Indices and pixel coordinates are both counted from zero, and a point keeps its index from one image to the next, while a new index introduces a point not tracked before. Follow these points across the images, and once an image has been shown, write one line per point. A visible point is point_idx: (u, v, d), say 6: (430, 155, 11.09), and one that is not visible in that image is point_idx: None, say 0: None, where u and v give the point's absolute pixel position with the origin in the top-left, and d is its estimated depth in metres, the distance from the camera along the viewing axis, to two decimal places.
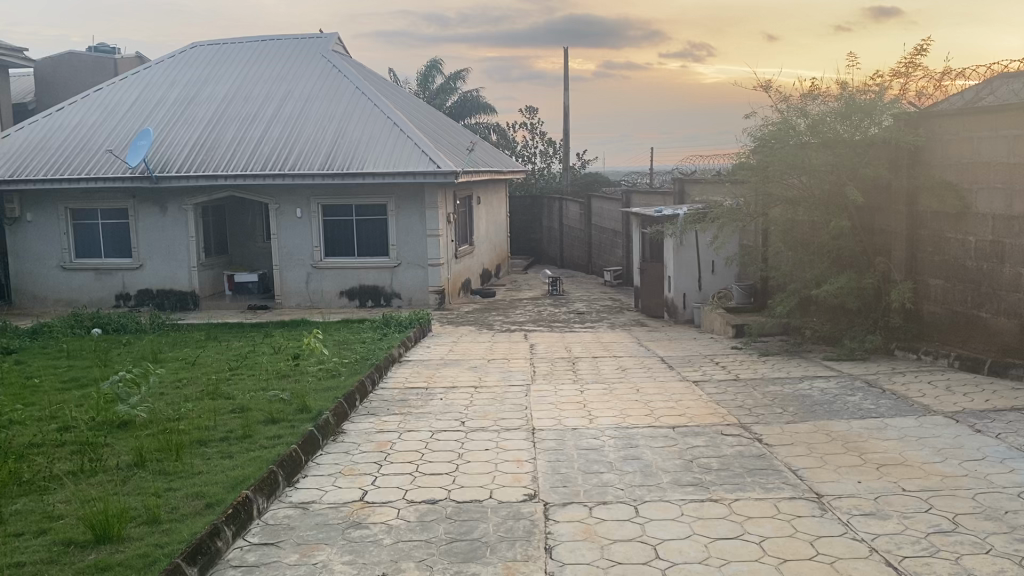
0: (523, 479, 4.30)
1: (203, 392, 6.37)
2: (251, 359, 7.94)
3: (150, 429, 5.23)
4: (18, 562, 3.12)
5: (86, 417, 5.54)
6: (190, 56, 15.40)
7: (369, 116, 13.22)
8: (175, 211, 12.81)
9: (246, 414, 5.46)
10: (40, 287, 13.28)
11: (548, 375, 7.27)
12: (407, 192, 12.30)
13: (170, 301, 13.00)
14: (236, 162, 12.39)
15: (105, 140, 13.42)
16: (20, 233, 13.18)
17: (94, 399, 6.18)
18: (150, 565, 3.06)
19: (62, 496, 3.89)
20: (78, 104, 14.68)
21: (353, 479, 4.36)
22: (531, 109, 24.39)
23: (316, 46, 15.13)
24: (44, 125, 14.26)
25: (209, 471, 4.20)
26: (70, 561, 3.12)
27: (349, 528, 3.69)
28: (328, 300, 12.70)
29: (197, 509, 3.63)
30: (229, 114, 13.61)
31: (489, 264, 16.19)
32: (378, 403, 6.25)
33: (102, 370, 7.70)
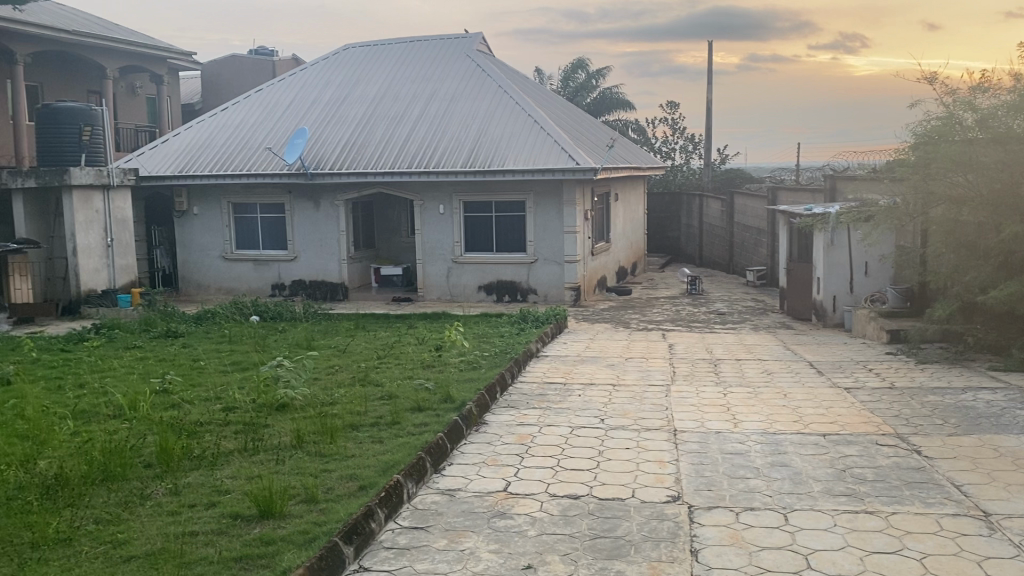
0: (666, 480, 4.26)
1: (353, 378, 6.67)
2: (397, 349, 8.22)
3: (307, 412, 5.52)
4: (192, 531, 3.35)
5: (248, 399, 5.90)
6: (343, 57, 16.08)
7: (510, 114, 13.37)
8: (327, 206, 13.40)
9: (395, 401, 5.67)
10: (204, 276, 14.22)
11: (689, 376, 7.16)
12: (545, 188, 12.38)
13: (320, 292, 13.62)
14: (385, 161, 12.84)
15: (265, 138, 14.20)
16: (188, 225, 14.15)
17: (255, 382, 6.59)
18: (311, 542, 3.23)
19: (229, 471, 4.16)
20: (241, 105, 15.59)
21: (497, 469, 4.45)
22: (673, 104, 24.11)
23: (461, 46, 15.47)
24: (212, 123, 15.25)
25: (361, 454, 4.38)
26: (238, 534, 3.33)
27: (494, 518, 3.76)
28: (468, 294, 12.96)
29: (351, 490, 3.80)
30: (379, 114, 14.10)
31: (625, 261, 16.07)
32: (518, 396, 6.33)
33: (260, 355, 8.18)
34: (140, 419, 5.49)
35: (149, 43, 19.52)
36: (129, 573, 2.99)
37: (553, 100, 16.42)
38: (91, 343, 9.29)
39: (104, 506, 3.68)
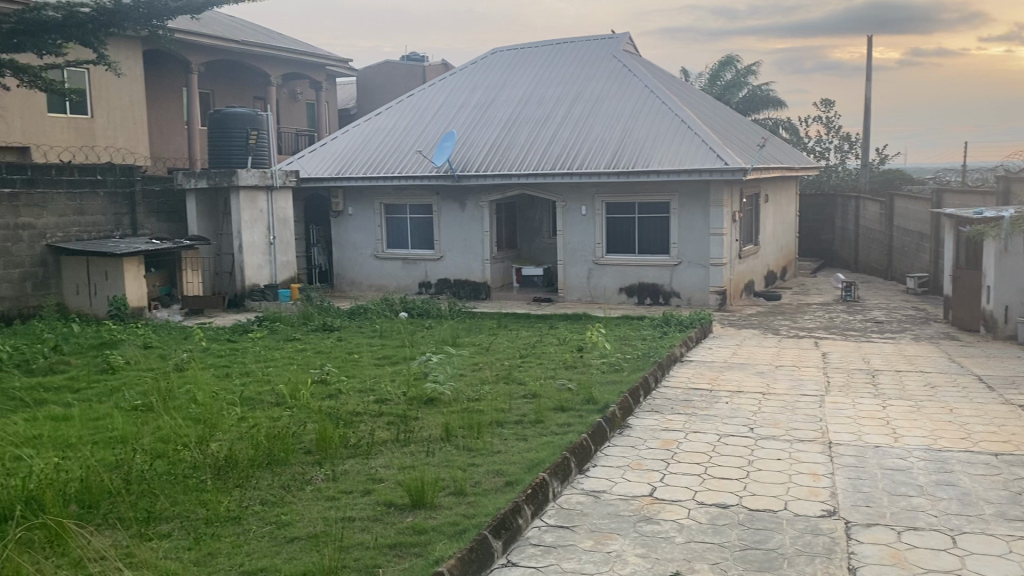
0: (821, 493, 4.09)
1: (499, 376, 6.78)
2: (540, 349, 8.31)
3: (455, 407, 5.67)
4: (349, 516, 3.51)
5: (398, 392, 6.12)
6: (491, 61, 16.38)
7: (657, 114, 13.21)
8: (473, 207, 13.67)
9: (539, 400, 5.73)
10: (356, 273, 14.83)
11: (844, 386, 6.85)
12: (692, 189, 12.15)
13: (464, 290, 13.90)
14: (530, 162, 12.98)
15: (415, 142, 14.67)
16: (342, 224, 14.80)
17: (405, 376, 6.83)
18: (461, 534, 3.31)
19: (383, 461, 4.33)
20: (393, 109, 16.17)
21: (642, 473, 4.41)
22: (828, 102, 23.14)
23: (608, 46, 15.41)
24: (366, 127, 15.90)
25: (506, 451, 4.45)
26: (392, 521, 3.46)
27: (640, 522, 3.74)
28: (609, 296, 12.90)
29: (498, 485, 3.87)
30: (524, 117, 14.27)
31: (774, 265, 15.55)
32: (663, 401, 6.26)
33: (408, 350, 8.45)
34: (298, 407, 5.80)
35: (309, 51, 20.53)
36: (293, 552, 3.16)
37: (702, 99, 16.09)
38: (254, 334, 9.89)
39: (269, 488, 3.91)
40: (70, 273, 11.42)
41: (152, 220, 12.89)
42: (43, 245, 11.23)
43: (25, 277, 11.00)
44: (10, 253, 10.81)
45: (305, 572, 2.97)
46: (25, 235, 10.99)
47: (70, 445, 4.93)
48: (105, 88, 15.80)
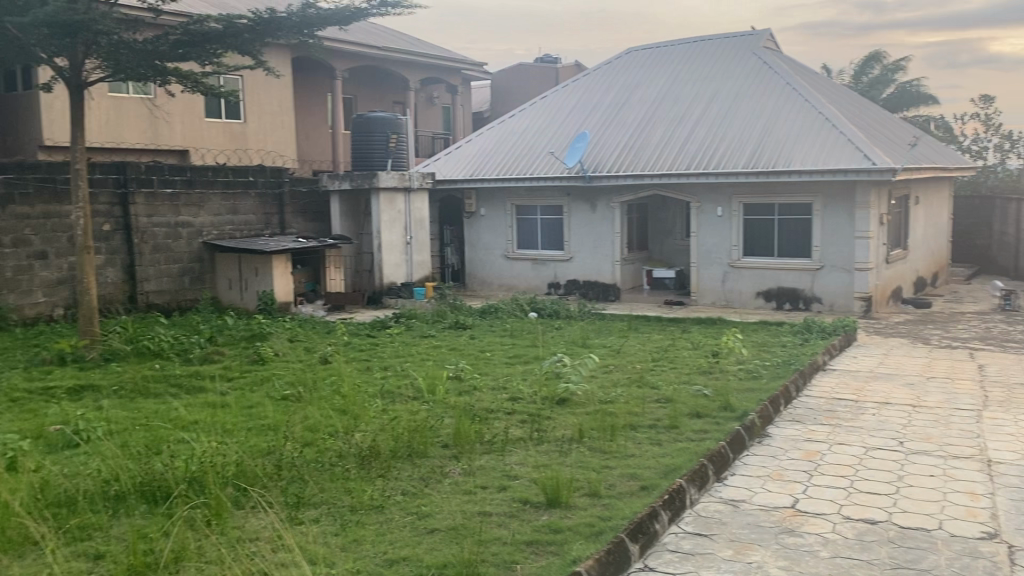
0: (980, 514, 3.85)
1: (631, 379, 6.73)
2: (673, 353, 8.19)
3: (588, 408, 5.68)
4: (487, 512, 3.57)
5: (530, 391, 6.18)
6: (626, 61, 16.26)
7: (799, 112, 12.76)
8: (605, 208, 13.62)
9: (673, 404, 5.65)
10: (487, 273, 15.06)
11: (1005, 402, 6.40)
12: (836, 190, 11.66)
13: (594, 292, 13.85)
14: (664, 163, 12.81)
15: (548, 142, 14.77)
16: (475, 225, 15.08)
17: (537, 376, 6.88)
18: (597, 535, 3.31)
19: (518, 458, 4.38)
20: (527, 110, 16.33)
21: (782, 484, 4.28)
22: (986, 97, 21.72)
23: (747, 43, 14.99)
24: (500, 129, 16.12)
25: (641, 455, 4.41)
26: (528, 519, 3.50)
27: (782, 534, 3.63)
28: (744, 300, 12.57)
29: (634, 489, 3.84)
30: (659, 116, 14.10)
31: (924, 270, 14.72)
32: (804, 410, 6.04)
33: (540, 350, 8.51)
34: (435, 402, 5.96)
35: (446, 55, 21.00)
36: (433, 544, 3.25)
37: (847, 96, 15.40)
38: (391, 331, 10.21)
39: (409, 480, 4.03)
40: (223, 268, 12.13)
41: (297, 220, 13.53)
42: (200, 241, 11.98)
43: (183, 272, 11.77)
44: (171, 249, 11.58)
45: (446, 563, 3.05)
46: (184, 232, 11.75)
47: (226, 430, 5.25)
48: (257, 95, 16.69)
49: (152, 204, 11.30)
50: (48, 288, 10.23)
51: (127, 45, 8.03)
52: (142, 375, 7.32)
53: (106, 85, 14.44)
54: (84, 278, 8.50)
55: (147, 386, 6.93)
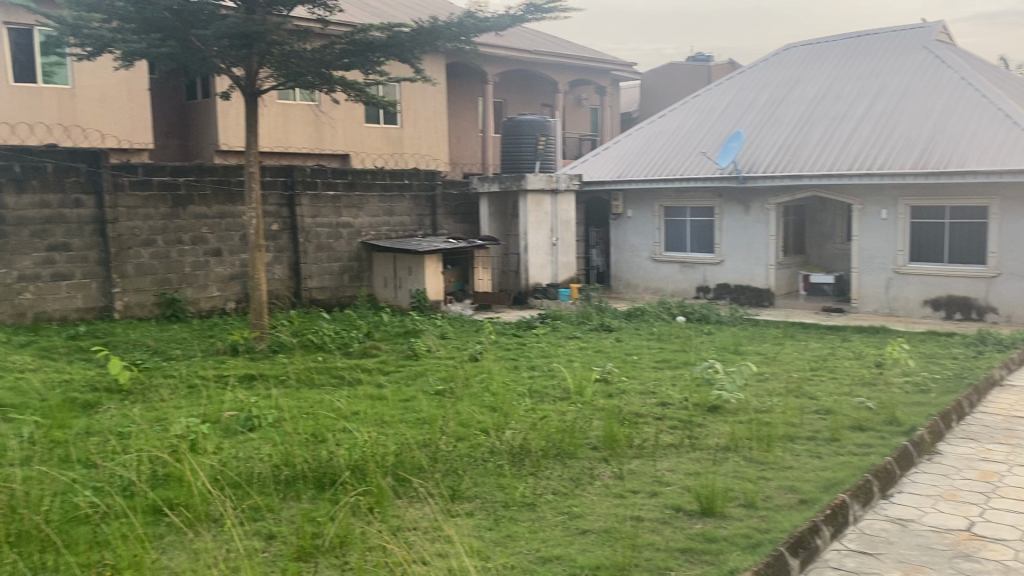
0: None
1: (787, 388, 6.51)
2: (832, 362, 7.84)
3: (741, 416, 5.54)
4: (640, 516, 3.55)
5: (680, 397, 6.10)
6: (783, 58, 15.71)
7: (975, 109, 11.92)
8: (758, 210, 13.21)
9: (832, 416, 5.41)
10: (633, 275, 14.95)
11: None
12: (1016, 192, 10.81)
13: (746, 296, 13.45)
14: (824, 163, 12.30)
15: (700, 142, 14.48)
16: (622, 227, 15.01)
17: (687, 382, 6.77)
18: (755, 547, 3.23)
19: (670, 464, 4.32)
20: (678, 110, 16.08)
21: (956, 505, 4.02)
22: None
23: (917, 36, 14.13)
24: (650, 128, 15.96)
25: (799, 467, 4.26)
26: (681, 526, 3.45)
27: (956, 557, 3.41)
28: (910, 308, 11.87)
29: (792, 502, 3.71)
30: (817, 115, 13.55)
31: None
32: (979, 428, 5.64)
33: (690, 355, 8.36)
34: (584, 404, 5.97)
35: (597, 57, 21.00)
36: (586, 544, 3.26)
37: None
38: (538, 331, 10.31)
39: (560, 479, 4.07)
40: (379, 267, 12.61)
41: (449, 221, 13.90)
42: (359, 241, 12.51)
43: (343, 270, 12.33)
44: (332, 248, 12.15)
45: (600, 565, 3.06)
46: (344, 232, 12.31)
47: (384, 421, 5.48)
48: (413, 101, 17.27)
49: (316, 206, 11.92)
50: (222, 283, 10.98)
51: (298, 55, 8.46)
52: (307, 366, 7.75)
53: (276, 93, 15.33)
54: (255, 275, 9.06)
55: (310, 377, 7.32)
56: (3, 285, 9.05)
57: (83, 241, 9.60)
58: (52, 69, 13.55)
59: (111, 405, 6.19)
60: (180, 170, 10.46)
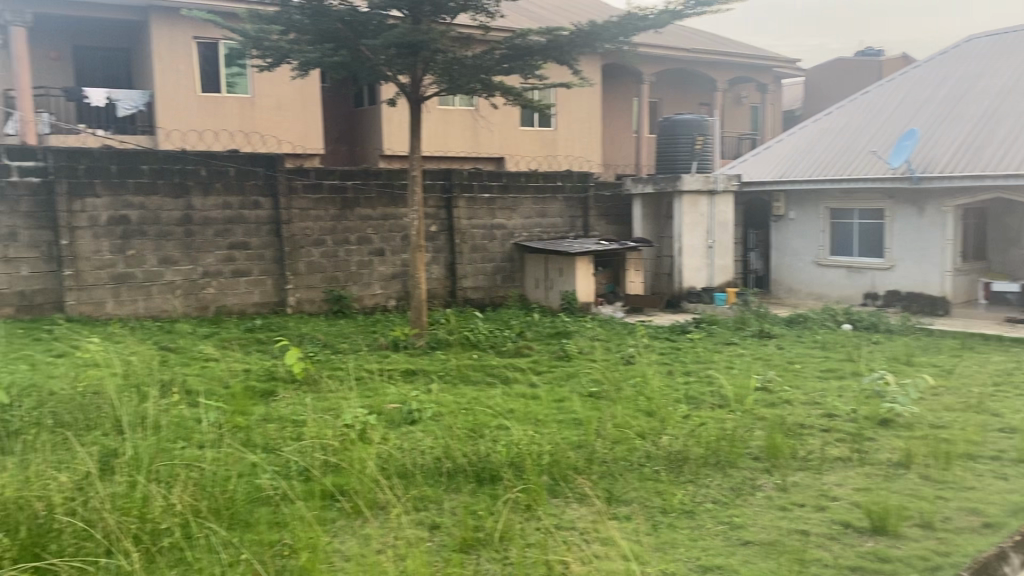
0: None
1: (966, 403, 6.08)
2: (1019, 378, 7.25)
3: (914, 431, 5.23)
4: (805, 530, 3.43)
5: (847, 409, 5.83)
6: (966, 49, 14.67)
7: None
8: (934, 212, 12.38)
9: (1019, 436, 5.01)
10: (794, 280, 14.44)
11: None
12: None
13: (919, 304, 12.57)
14: (1010, 162, 11.37)
15: (869, 141, 13.77)
16: (783, 229, 14.55)
17: (854, 394, 6.44)
18: (933, 570, 3.05)
19: (836, 478, 4.15)
20: (846, 108, 15.36)
21: None
22: None
23: None
24: (815, 127, 15.33)
25: (982, 488, 3.98)
26: (851, 543, 3.30)
27: None
28: None
29: (974, 526, 3.48)
30: (1007, 108, 12.55)
31: None
32: None
33: (856, 365, 7.96)
34: (743, 412, 5.81)
35: (758, 54, 20.35)
36: (748, 556, 3.19)
37: None
38: (694, 336, 10.12)
39: (720, 488, 4.00)
40: (532, 268, 12.75)
41: (602, 223, 13.89)
42: (512, 243, 12.71)
43: (496, 271, 12.59)
44: (487, 249, 12.42)
45: None
46: (499, 233, 12.54)
47: (540, 420, 5.55)
48: (569, 103, 17.34)
49: (473, 208, 12.21)
50: (384, 282, 11.43)
51: (459, 62, 8.67)
52: (463, 363, 7.96)
53: (436, 99, 15.83)
54: (415, 274, 9.39)
55: (468, 374, 7.52)
56: (190, 281, 9.82)
57: (259, 240, 10.29)
58: (234, 79, 14.53)
59: (285, 394, 6.59)
60: (347, 174, 10.96)
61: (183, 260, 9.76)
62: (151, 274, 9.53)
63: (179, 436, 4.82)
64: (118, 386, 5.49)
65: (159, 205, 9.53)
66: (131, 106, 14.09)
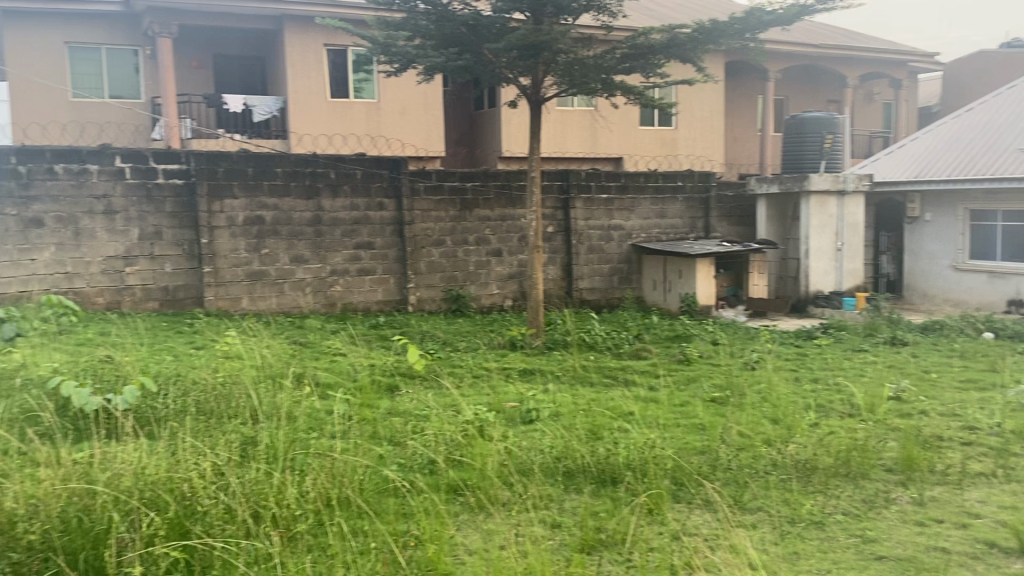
0: None
1: None
2: None
3: None
4: (944, 547, 3.27)
5: (990, 422, 5.50)
6: None
7: None
8: None
9: None
10: (929, 285, 13.72)
11: None
12: None
13: None
14: None
15: (1015, 138, 12.93)
16: (918, 232, 13.86)
17: (998, 407, 6.07)
18: None
19: (979, 495, 3.93)
20: (990, 103, 14.49)
21: None
22: None
23: None
24: (955, 123, 14.53)
25: None
26: (996, 563, 3.12)
27: None
28: None
29: None
30: None
31: None
32: None
33: (1000, 376, 7.50)
34: (875, 422, 5.58)
35: (893, 48, 19.44)
36: (882, 570, 3.06)
37: None
38: (820, 342, 9.78)
39: (850, 500, 3.85)
40: (650, 270, 12.61)
41: (723, 224, 13.60)
42: (630, 244, 12.62)
43: (613, 272, 12.53)
44: (604, 250, 12.38)
45: None
46: (616, 234, 12.47)
47: (660, 423, 5.49)
48: (690, 102, 17.05)
49: (590, 208, 12.19)
50: (502, 282, 11.55)
51: (580, 63, 8.66)
52: (581, 364, 7.97)
53: (556, 100, 15.90)
54: (533, 274, 9.45)
55: (586, 375, 7.52)
56: (318, 279, 10.22)
57: (384, 240, 10.60)
58: (361, 84, 15.04)
59: (408, 389, 6.77)
60: (468, 176, 11.13)
61: (312, 259, 10.15)
62: (283, 272, 9.97)
63: (311, 427, 5.02)
64: (255, 377, 5.78)
65: (290, 206, 9.94)
66: (266, 111, 14.66)
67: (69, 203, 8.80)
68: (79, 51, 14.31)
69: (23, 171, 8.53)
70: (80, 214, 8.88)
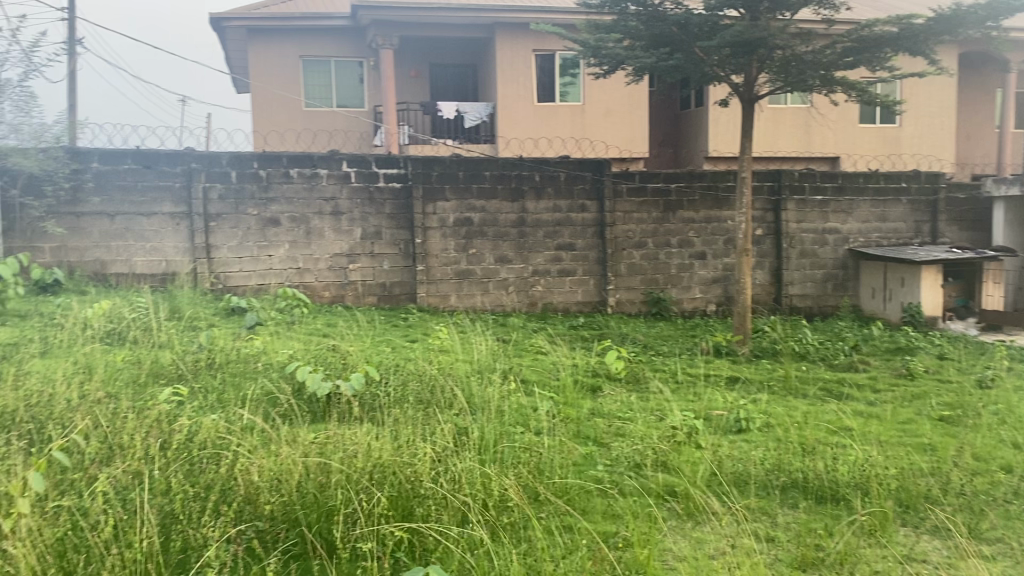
0: None
1: None
2: None
3: None
4: None
5: None
6: None
7: None
8: None
9: None
10: None
11: None
12: None
13: None
14: None
15: None
16: None
17: None
18: None
19: None
20: None
21: None
22: None
23: None
24: None
25: None
26: None
27: None
28: None
29: None
30: None
31: None
32: None
33: None
34: None
35: None
36: None
37: None
38: None
39: None
40: (868, 277, 11.86)
41: (952, 228, 12.53)
42: (846, 249, 11.94)
43: (827, 278, 11.89)
44: (816, 255, 11.78)
45: None
46: (831, 238, 11.83)
47: (881, 441, 5.14)
48: (917, 96, 15.85)
49: (803, 211, 11.64)
50: (705, 286, 11.29)
51: (798, 58, 8.28)
52: (792, 374, 7.63)
53: (768, 98, 15.34)
54: (740, 279, 9.18)
55: (798, 387, 7.18)
56: (521, 279, 10.47)
57: (586, 241, 10.67)
58: (567, 89, 15.23)
59: (611, 391, 6.78)
60: (673, 177, 10.97)
61: (516, 259, 10.42)
62: (488, 271, 10.31)
63: (519, 422, 5.15)
64: (465, 371, 6.01)
65: (497, 208, 10.25)
66: (476, 117, 15.22)
67: (301, 204, 9.56)
68: (312, 64, 15.54)
69: (263, 175, 9.36)
70: (310, 214, 9.62)
